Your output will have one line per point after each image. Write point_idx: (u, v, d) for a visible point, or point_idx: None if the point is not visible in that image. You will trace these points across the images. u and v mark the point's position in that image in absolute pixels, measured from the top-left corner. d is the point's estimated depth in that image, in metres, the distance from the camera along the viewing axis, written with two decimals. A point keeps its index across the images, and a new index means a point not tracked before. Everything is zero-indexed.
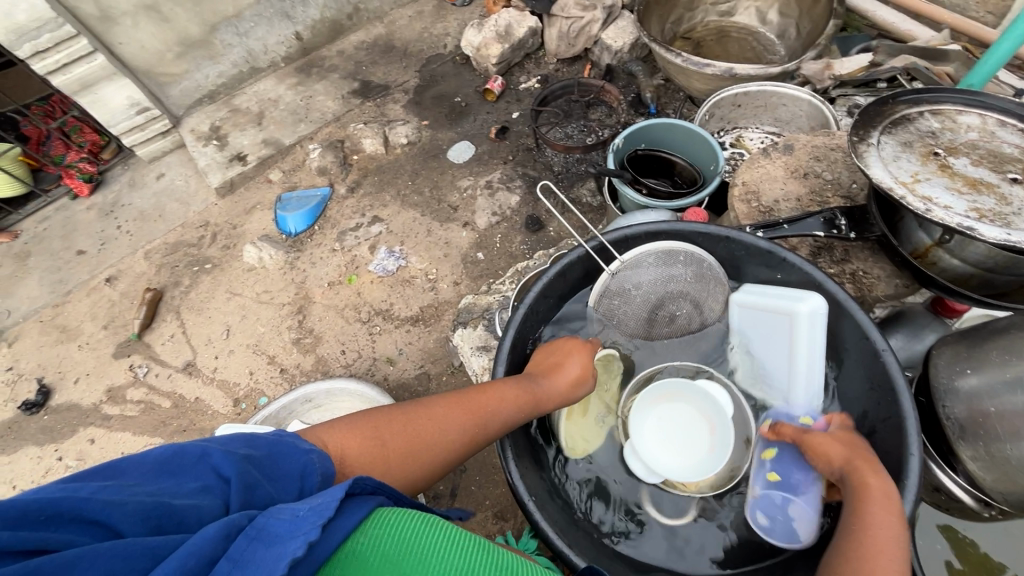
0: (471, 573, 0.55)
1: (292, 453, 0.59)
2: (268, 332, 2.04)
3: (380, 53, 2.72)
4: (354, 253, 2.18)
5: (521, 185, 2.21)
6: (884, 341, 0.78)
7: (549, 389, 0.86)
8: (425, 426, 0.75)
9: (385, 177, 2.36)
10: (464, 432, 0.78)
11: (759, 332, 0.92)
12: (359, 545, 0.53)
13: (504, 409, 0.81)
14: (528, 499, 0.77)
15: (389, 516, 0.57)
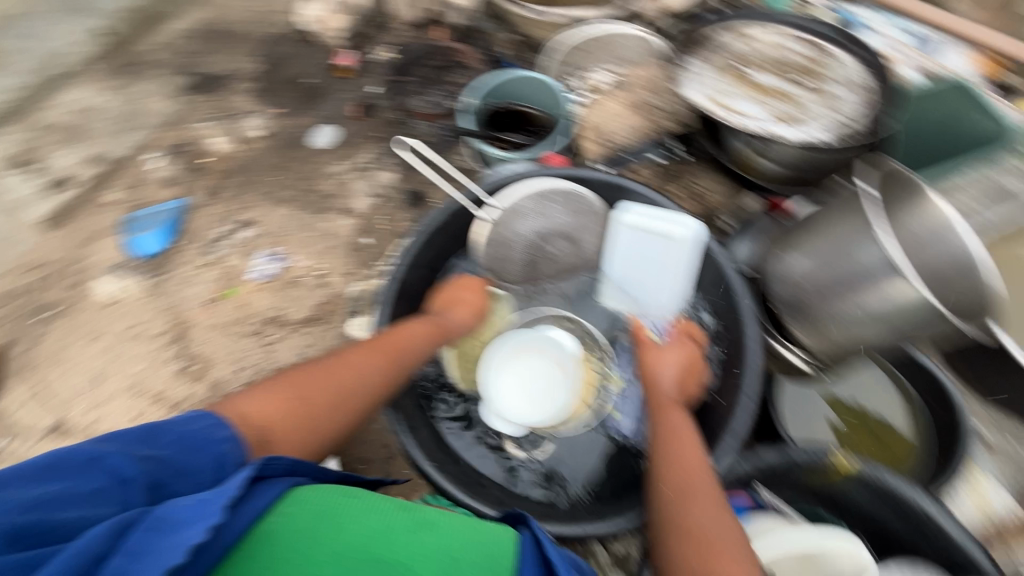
0: (387, 528, 0.62)
1: (201, 443, 0.70)
2: (146, 369, 1.84)
3: (208, 38, 2.44)
4: (228, 264, 2.00)
5: (395, 161, 2.14)
6: (718, 249, 0.96)
7: (453, 321, 1.01)
8: (346, 374, 0.86)
9: (245, 176, 2.16)
10: (382, 370, 0.89)
11: (636, 250, 1.04)
12: (271, 524, 0.61)
13: (413, 344, 0.94)
14: (428, 464, 0.87)
15: (306, 497, 0.66)
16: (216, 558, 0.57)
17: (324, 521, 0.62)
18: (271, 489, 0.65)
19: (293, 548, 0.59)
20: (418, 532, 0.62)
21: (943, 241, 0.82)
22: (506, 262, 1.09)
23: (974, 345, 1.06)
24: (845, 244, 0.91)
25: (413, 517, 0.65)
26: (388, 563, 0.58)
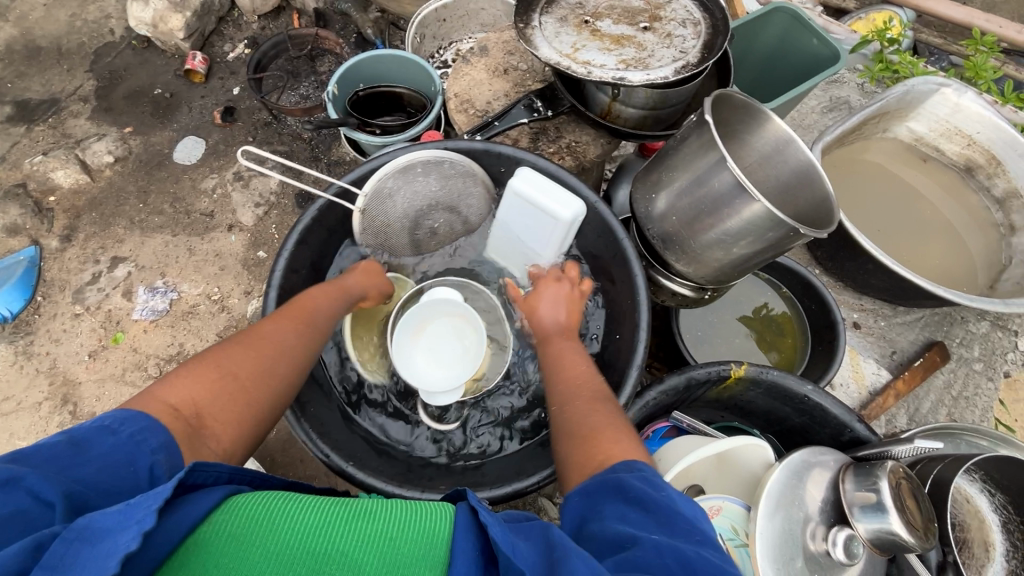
0: (331, 527, 0.52)
1: (129, 452, 0.52)
2: (35, 442, 1.65)
3: (24, 61, 2.15)
4: (106, 308, 1.80)
5: (275, 164, 1.99)
6: (593, 193, 0.88)
7: (354, 283, 0.93)
8: (264, 344, 0.73)
9: (105, 209, 1.94)
10: (301, 336, 0.78)
11: (522, 218, 0.93)
12: (206, 533, 0.50)
13: (321, 307, 0.85)
14: (346, 465, 0.79)
15: (244, 501, 0.54)
16: (153, 563, 0.46)
17: (258, 522, 0.51)
18: (204, 496, 0.53)
19: (222, 556, 0.48)
20: (357, 520, 0.53)
21: (795, 150, 0.73)
22: (392, 245, 0.99)
23: (839, 243, 1.17)
24: (699, 168, 0.70)
25: (352, 506, 0.55)
26: (341, 558, 0.49)
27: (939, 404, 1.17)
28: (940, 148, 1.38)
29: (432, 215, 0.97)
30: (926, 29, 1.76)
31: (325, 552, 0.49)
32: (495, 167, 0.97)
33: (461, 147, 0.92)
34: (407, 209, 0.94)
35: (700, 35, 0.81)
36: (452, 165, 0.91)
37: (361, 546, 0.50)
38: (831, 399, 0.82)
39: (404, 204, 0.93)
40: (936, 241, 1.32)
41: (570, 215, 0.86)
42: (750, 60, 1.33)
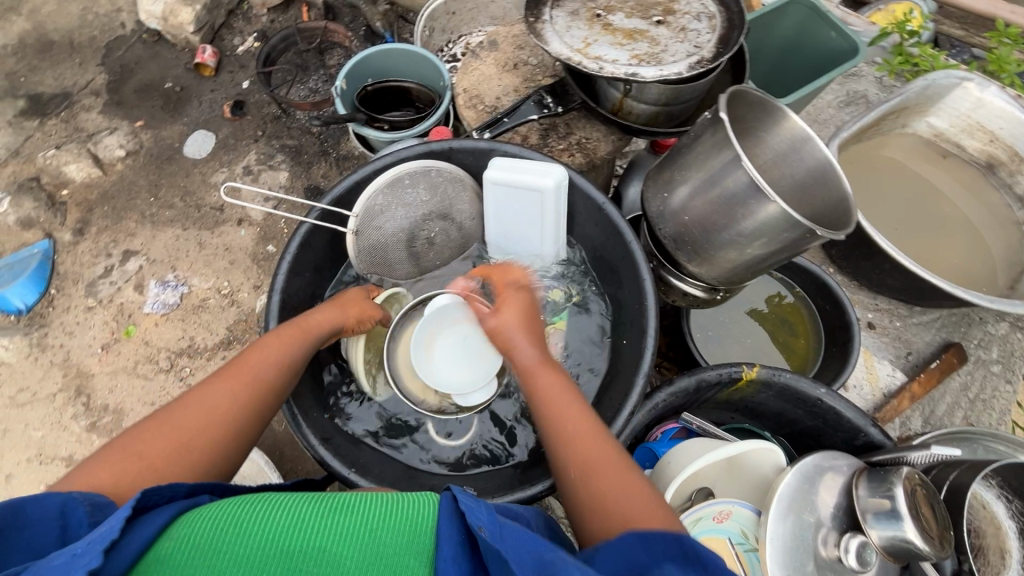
0: (299, 522, 0.57)
1: (37, 502, 0.53)
2: (50, 433, 1.68)
3: (37, 55, 2.16)
4: (118, 301, 1.82)
5: (284, 158, 1.99)
6: (602, 195, 0.86)
7: (320, 317, 0.83)
8: (189, 409, 0.68)
9: (117, 203, 1.95)
10: (241, 402, 0.72)
11: (509, 204, 0.90)
12: (168, 547, 0.52)
13: (269, 362, 0.76)
14: (348, 472, 0.79)
15: (198, 513, 0.57)
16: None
17: (223, 529, 0.55)
18: (159, 513, 0.55)
19: (191, 565, 0.52)
20: (333, 517, 0.59)
21: (812, 149, 0.71)
22: (388, 261, 0.95)
23: (854, 242, 1.15)
24: (712, 168, 0.69)
25: (326, 503, 0.61)
26: (313, 552, 0.55)
27: (954, 407, 1.15)
28: (961, 144, 1.34)
29: (428, 224, 0.93)
30: (947, 21, 1.72)
31: (298, 551, 0.55)
32: None
33: (464, 146, 0.90)
34: (402, 222, 0.91)
35: (716, 29, 0.79)
36: (438, 171, 0.90)
37: (333, 541, 0.56)
38: (844, 402, 0.81)
39: (396, 216, 0.90)
40: (954, 239, 1.29)
41: (553, 183, 0.83)
42: (766, 53, 1.31)
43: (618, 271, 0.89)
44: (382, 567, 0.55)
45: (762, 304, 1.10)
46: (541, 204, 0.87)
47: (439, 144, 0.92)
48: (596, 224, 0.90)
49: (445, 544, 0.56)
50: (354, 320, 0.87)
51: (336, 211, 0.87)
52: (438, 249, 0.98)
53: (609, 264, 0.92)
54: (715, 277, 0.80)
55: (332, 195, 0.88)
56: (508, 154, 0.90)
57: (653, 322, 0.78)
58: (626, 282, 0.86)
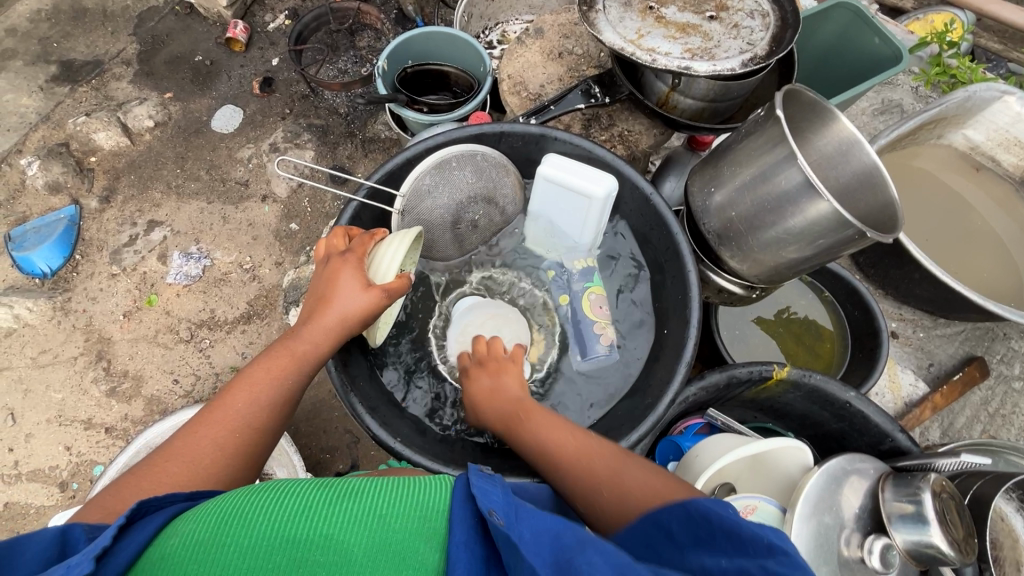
0: (306, 509, 0.55)
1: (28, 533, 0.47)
2: (70, 395, 1.71)
3: (70, 21, 2.17)
4: (141, 270, 1.84)
5: (311, 138, 2.00)
6: (650, 185, 0.86)
7: (309, 338, 0.75)
8: (178, 457, 0.64)
9: (143, 172, 1.97)
10: (224, 447, 0.66)
11: (555, 204, 0.93)
12: (170, 548, 0.50)
13: (244, 401, 0.70)
14: (393, 439, 0.79)
15: (201, 509, 0.55)
16: None
17: (226, 522, 0.53)
18: (154, 518, 0.53)
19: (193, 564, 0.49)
20: (340, 502, 0.56)
21: (860, 154, 0.71)
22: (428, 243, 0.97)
23: (885, 250, 1.15)
24: (764, 163, 0.69)
25: (336, 489, 0.58)
26: (320, 541, 0.52)
27: (974, 420, 1.15)
28: (996, 158, 1.33)
29: (473, 208, 0.94)
30: (986, 34, 1.70)
31: (306, 539, 0.52)
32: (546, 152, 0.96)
33: (515, 129, 0.90)
34: (446, 203, 0.90)
35: (770, 27, 0.78)
36: (485, 156, 0.91)
37: (340, 527, 0.53)
38: (874, 407, 0.81)
39: (444, 199, 0.90)
40: (983, 254, 1.29)
41: (604, 193, 0.86)
42: (805, 55, 1.30)
43: (661, 261, 0.90)
44: (390, 550, 0.52)
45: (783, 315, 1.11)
46: (588, 209, 0.90)
47: (489, 127, 0.92)
48: (641, 215, 0.91)
49: (458, 528, 0.53)
50: (354, 328, 0.78)
51: (384, 189, 0.88)
52: (481, 231, 0.99)
53: (654, 253, 0.92)
54: (755, 274, 0.81)
55: (383, 170, 0.88)
56: (558, 141, 0.90)
57: (696, 312, 0.79)
58: (669, 272, 0.87)
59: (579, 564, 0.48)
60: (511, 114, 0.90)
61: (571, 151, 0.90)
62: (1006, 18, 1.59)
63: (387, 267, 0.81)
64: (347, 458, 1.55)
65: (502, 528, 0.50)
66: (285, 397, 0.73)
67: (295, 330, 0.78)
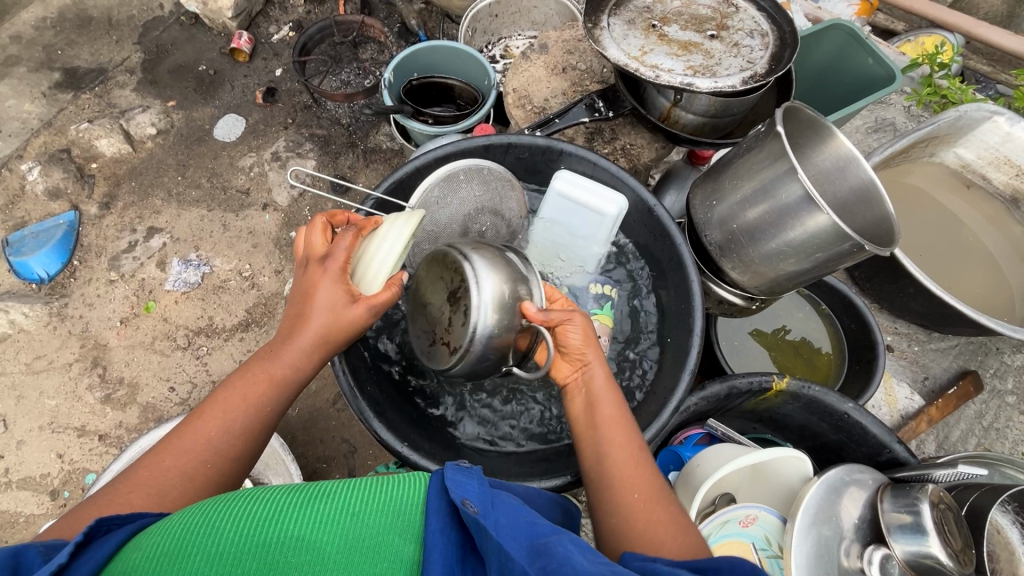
0: (277, 512, 0.54)
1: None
2: (63, 402, 1.69)
3: (75, 30, 2.19)
4: (140, 277, 1.83)
5: (312, 147, 2.01)
6: (654, 198, 0.87)
7: (286, 361, 0.73)
8: (146, 485, 0.63)
9: (144, 179, 1.97)
10: (197, 477, 0.66)
11: (564, 217, 0.95)
12: (133, 562, 0.48)
13: (218, 425, 0.69)
14: (401, 445, 0.80)
15: (167, 522, 0.54)
16: None
17: (194, 530, 0.52)
18: (116, 534, 0.51)
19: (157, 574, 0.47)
20: (311, 503, 0.55)
21: (856, 170, 0.73)
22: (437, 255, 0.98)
23: (880, 264, 1.17)
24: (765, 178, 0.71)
25: (306, 492, 0.57)
26: (292, 539, 0.51)
27: (969, 433, 1.17)
28: (986, 176, 1.37)
29: (480, 220, 0.96)
30: (974, 56, 1.75)
31: (277, 541, 0.51)
32: (550, 163, 0.97)
33: (522, 141, 0.91)
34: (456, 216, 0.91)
35: (769, 46, 0.81)
36: (491, 170, 0.93)
37: (313, 526, 0.53)
38: (871, 418, 0.82)
39: (452, 210, 0.92)
40: (974, 269, 1.31)
41: (616, 210, 0.90)
42: (801, 75, 1.33)
43: (665, 273, 0.91)
44: (364, 548, 0.52)
45: (779, 332, 1.12)
46: (598, 225, 0.92)
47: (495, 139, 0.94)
48: (644, 227, 0.92)
49: (432, 517, 0.53)
50: (331, 348, 0.75)
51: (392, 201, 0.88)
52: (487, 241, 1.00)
53: (655, 263, 0.94)
54: (753, 284, 0.82)
55: (392, 179, 0.89)
56: (565, 153, 0.91)
57: (700, 323, 0.80)
58: (672, 282, 0.88)
59: (554, 545, 0.49)
60: (518, 127, 0.92)
61: (579, 165, 0.91)
62: (994, 41, 1.64)
63: (375, 262, 0.77)
64: (344, 467, 1.54)
65: (477, 517, 0.51)
66: (262, 423, 0.72)
67: (273, 348, 0.75)
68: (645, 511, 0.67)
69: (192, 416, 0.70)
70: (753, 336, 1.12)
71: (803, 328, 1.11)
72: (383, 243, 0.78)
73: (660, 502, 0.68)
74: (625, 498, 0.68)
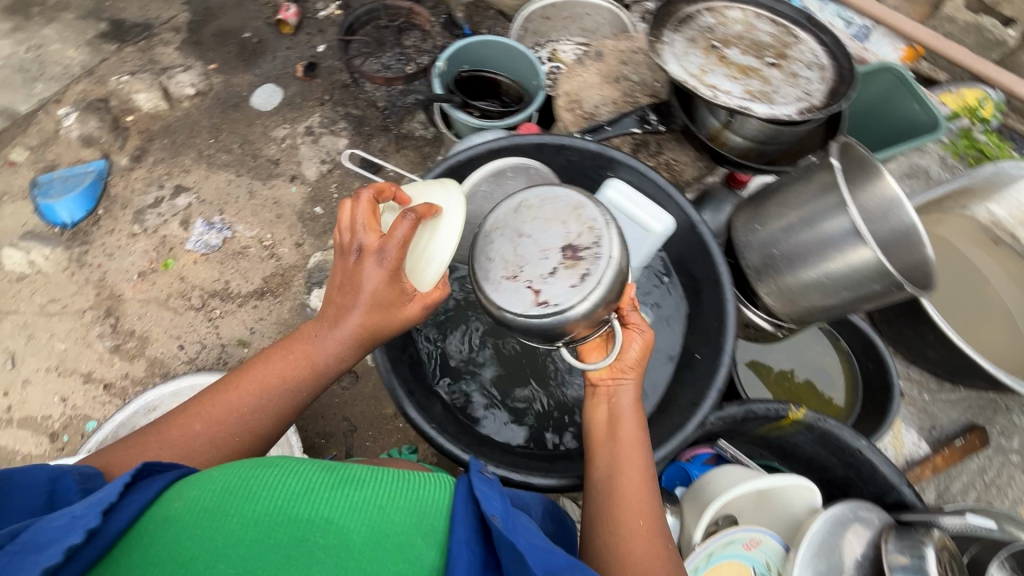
0: (309, 489, 0.55)
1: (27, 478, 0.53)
2: (72, 347, 1.71)
3: None
4: (162, 233, 1.85)
5: (346, 126, 2.03)
6: (697, 215, 0.88)
7: (322, 347, 0.75)
8: (176, 438, 0.69)
9: (177, 138, 1.99)
10: (218, 447, 0.70)
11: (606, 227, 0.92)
12: (171, 511, 0.52)
13: (251, 399, 0.72)
14: (427, 426, 0.82)
15: (207, 476, 0.56)
16: (100, 549, 0.48)
17: (232, 491, 0.54)
18: (158, 479, 0.55)
19: (193, 529, 0.50)
20: (342, 487, 0.56)
21: (899, 214, 0.74)
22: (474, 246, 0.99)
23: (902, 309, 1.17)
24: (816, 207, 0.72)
25: (339, 473, 0.58)
26: (319, 521, 0.53)
27: (969, 487, 1.17)
28: (1015, 236, 1.37)
29: None
30: (1015, 116, 1.75)
31: (308, 519, 0.53)
32: (595, 171, 0.98)
33: (574, 144, 0.92)
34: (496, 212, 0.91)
35: (827, 80, 0.82)
36: (537, 170, 0.94)
37: (345, 511, 0.54)
38: (883, 458, 0.83)
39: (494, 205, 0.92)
40: (992, 327, 1.32)
41: (661, 231, 0.87)
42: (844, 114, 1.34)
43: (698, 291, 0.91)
44: (387, 545, 0.53)
45: (786, 370, 1.11)
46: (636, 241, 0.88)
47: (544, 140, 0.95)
48: (684, 243, 0.93)
49: (458, 525, 0.56)
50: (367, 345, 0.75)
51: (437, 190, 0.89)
52: None
53: (690, 277, 0.94)
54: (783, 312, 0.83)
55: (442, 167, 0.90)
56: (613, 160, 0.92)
57: (729, 345, 0.81)
58: (708, 300, 0.88)
59: None
60: (569, 130, 0.93)
61: (630, 175, 0.91)
62: None
63: (428, 260, 0.74)
64: (342, 445, 1.55)
65: (504, 531, 0.54)
66: (293, 405, 0.75)
67: (314, 328, 0.76)
68: (644, 539, 0.69)
69: (228, 381, 0.74)
70: (753, 366, 1.12)
71: (813, 374, 1.10)
72: (442, 240, 0.75)
73: (659, 533, 0.70)
74: (629, 519, 0.70)
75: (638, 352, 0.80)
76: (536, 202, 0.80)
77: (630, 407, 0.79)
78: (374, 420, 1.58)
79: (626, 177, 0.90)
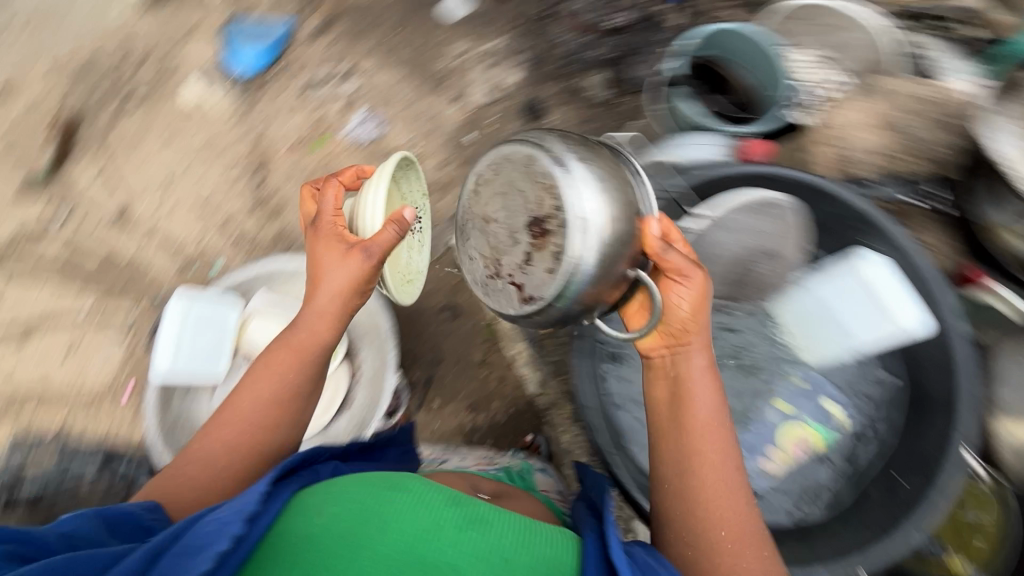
0: (437, 522, 0.80)
1: (128, 516, 0.88)
2: (218, 191, 1.80)
3: None
4: (323, 111, 1.87)
5: (524, 61, 1.92)
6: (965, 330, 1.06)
7: (306, 336, 1.08)
8: (200, 453, 1.03)
9: (361, 20, 1.96)
10: (230, 447, 1.03)
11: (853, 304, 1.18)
12: (318, 526, 0.77)
13: (275, 378, 1.07)
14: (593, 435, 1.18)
15: (343, 492, 0.84)
16: (248, 550, 0.72)
17: (369, 514, 0.79)
18: (287, 488, 0.84)
19: (342, 544, 0.74)
20: (470, 527, 0.80)
21: None
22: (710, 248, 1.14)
23: None
24: None
25: (466, 513, 0.83)
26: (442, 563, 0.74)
27: None
28: None
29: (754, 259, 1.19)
30: None
31: (435, 559, 0.74)
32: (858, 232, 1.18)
33: (847, 201, 1.13)
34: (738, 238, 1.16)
35: None
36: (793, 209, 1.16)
37: (467, 557, 0.75)
38: None
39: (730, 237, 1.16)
40: None
41: (912, 326, 1.10)
42: None
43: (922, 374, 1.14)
44: None
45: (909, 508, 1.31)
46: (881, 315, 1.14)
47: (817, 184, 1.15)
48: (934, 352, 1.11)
49: None
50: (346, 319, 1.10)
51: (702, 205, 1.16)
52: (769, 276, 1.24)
53: (917, 366, 1.15)
54: None
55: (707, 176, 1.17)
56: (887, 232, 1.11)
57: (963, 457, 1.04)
58: (930, 383, 1.12)
59: None
60: (844, 188, 1.12)
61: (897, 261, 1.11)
62: None
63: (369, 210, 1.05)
64: (425, 372, 1.60)
65: None
66: (289, 387, 1.07)
67: (290, 331, 1.10)
68: (723, 547, 0.92)
69: (240, 387, 1.08)
70: None
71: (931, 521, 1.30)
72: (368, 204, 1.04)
73: (740, 498, 0.95)
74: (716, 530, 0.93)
75: (689, 303, 0.96)
76: (496, 170, 0.94)
77: (699, 376, 0.99)
78: (462, 359, 1.59)
79: (891, 260, 1.12)
